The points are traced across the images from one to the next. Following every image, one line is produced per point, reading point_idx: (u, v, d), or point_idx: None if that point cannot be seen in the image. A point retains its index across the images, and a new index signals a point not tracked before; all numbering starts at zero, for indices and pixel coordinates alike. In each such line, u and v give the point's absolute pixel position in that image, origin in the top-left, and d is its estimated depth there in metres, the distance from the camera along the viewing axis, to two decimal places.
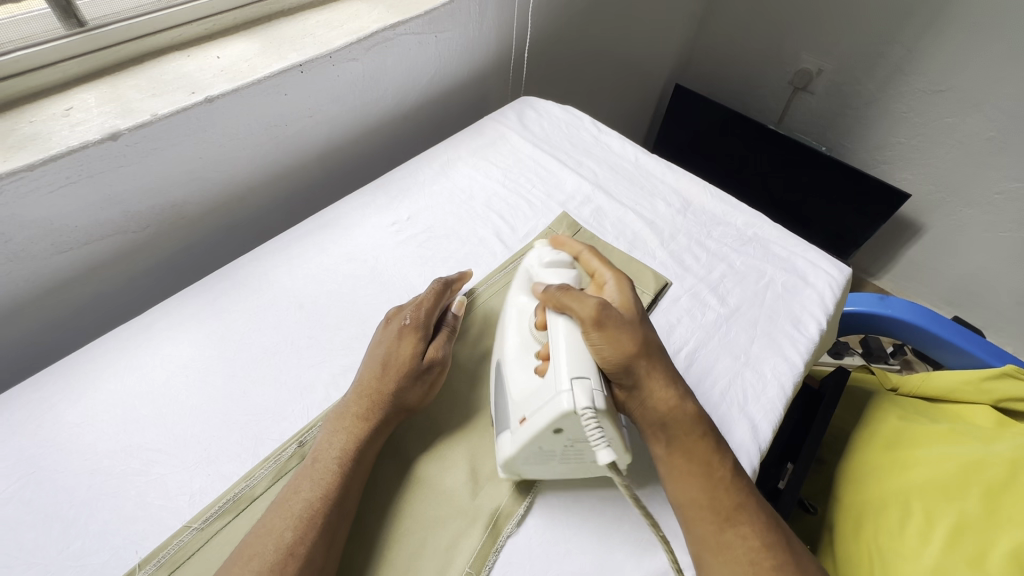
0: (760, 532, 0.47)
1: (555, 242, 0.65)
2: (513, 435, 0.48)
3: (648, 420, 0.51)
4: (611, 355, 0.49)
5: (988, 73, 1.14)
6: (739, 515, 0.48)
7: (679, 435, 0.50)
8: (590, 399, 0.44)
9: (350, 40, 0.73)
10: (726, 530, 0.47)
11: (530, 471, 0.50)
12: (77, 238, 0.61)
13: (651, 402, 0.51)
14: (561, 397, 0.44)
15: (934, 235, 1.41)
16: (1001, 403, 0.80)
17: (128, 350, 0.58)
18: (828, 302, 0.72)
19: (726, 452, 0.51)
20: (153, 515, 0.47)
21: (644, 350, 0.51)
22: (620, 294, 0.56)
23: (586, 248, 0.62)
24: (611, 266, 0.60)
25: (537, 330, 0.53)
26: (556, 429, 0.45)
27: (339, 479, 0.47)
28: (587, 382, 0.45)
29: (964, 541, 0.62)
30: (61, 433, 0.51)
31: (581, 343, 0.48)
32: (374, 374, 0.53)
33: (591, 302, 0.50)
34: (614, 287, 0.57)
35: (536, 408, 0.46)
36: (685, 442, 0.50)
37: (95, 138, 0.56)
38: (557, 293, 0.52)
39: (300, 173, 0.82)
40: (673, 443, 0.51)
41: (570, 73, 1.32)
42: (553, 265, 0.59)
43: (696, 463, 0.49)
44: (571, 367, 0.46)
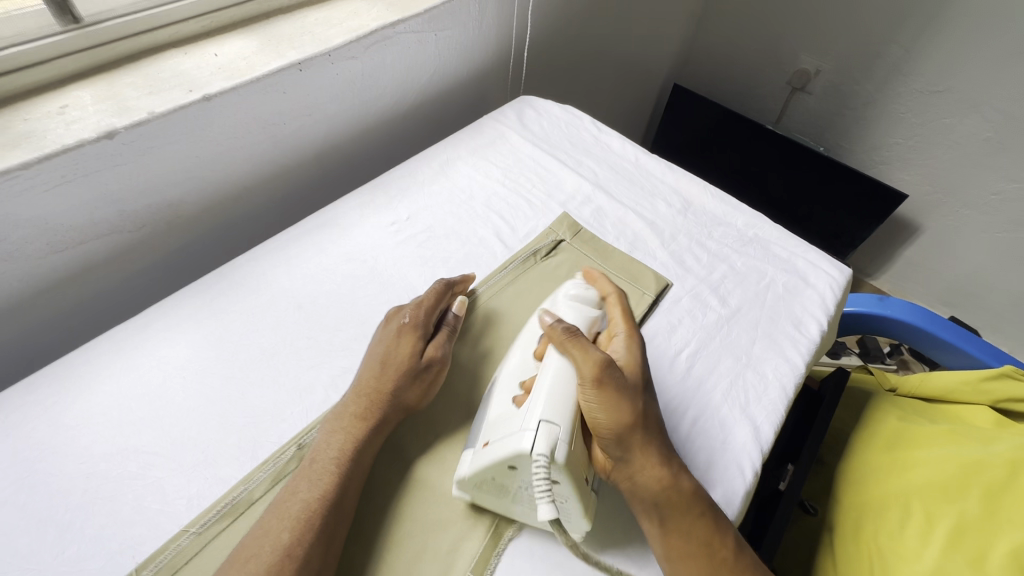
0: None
1: (587, 276, 0.64)
2: (473, 456, 0.48)
3: (640, 497, 0.47)
4: (604, 418, 0.47)
5: (985, 75, 1.15)
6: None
7: (673, 515, 0.46)
8: (548, 447, 0.44)
9: (349, 38, 0.72)
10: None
11: (483, 497, 0.48)
12: (72, 238, 0.60)
13: (643, 477, 0.47)
14: (523, 436, 0.45)
15: (932, 236, 1.42)
16: (1000, 403, 0.80)
17: (124, 351, 0.57)
18: (828, 303, 0.72)
19: (725, 531, 0.47)
20: (150, 519, 0.47)
21: (640, 420, 0.48)
22: (629, 353, 0.53)
23: (615, 291, 0.60)
24: (628, 318, 0.57)
25: (534, 358, 0.55)
26: (510, 466, 0.45)
27: (336, 479, 0.46)
28: (553, 429, 0.45)
29: (964, 542, 0.62)
30: (57, 435, 0.51)
31: (572, 398, 0.48)
32: (373, 374, 0.52)
33: (593, 357, 0.49)
34: (623, 344, 0.54)
35: (501, 437, 0.47)
36: (681, 523, 0.46)
37: (91, 136, 0.55)
38: (562, 333, 0.52)
39: (299, 172, 0.81)
40: (667, 523, 0.46)
41: (569, 72, 1.32)
42: (577, 300, 0.59)
43: (694, 544, 0.46)
44: (545, 409, 0.46)
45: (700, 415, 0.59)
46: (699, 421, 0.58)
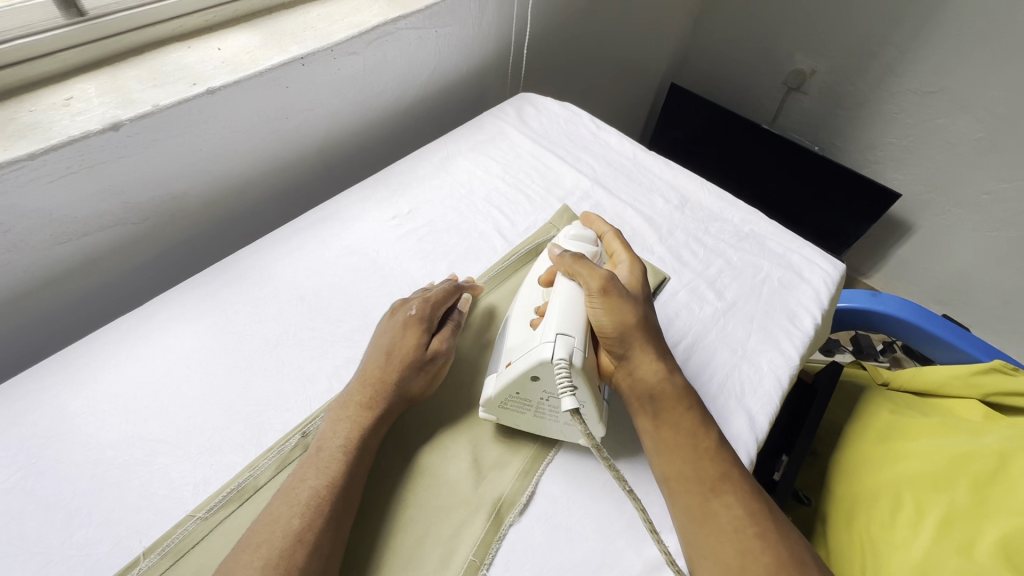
0: (744, 501, 0.47)
1: (586, 220, 0.67)
2: (498, 375, 0.52)
3: (636, 393, 0.52)
4: (608, 321, 0.52)
5: (977, 75, 1.16)
6: (723, 485, 0.47)
7: (666, 408, 0.51)
8: (568, 353, 0.48)
9: (351, 33, 0.73)
10: (709, 500, 0.47)
11: (507, 417, 0.53)
12: (77, 229, 0.60)
13: (640, 374, 0.52)
14: (543, 346, 0.49)
15: (924, 235, 1.43)
16: (989, 397, 0.82)
17: (129, 341, 0.58)
18: (822, 297, 0.73)
19: (711, 425, 0.51)
20: (157, 505, 0.47)
21: (641, 324, 0.53)
22: (631, 274, 0.57)
23: (610, 230, 0.63)
24: (629, 250, 0.60)
25: (542, 285, 0.59)
26: (533, 375, 0.49)
27: (344, 467, 0.47)
28: (570, 340, 0.49)
29: (953, 530, 0.64)
30: (63, 423, 0.51)
31: (582, 306, 0.52)
32: (378, 364, 0.53)
33: (600, 273, 0.53)
34: (626, 267, 0.58)
35: (522, 354, 0.50)
36: (671, 414, 0.51)
37: (97, 128, 0.56)
38: (569, 259, 0.55)
39: (300, 166, 0.81)
40: (661, 416, 0.51)
41: (567, 70, 1.33)
42: (579, 238, 0.61)
43: (683, 435, 0.50)
44: (560, 322, 0.50)
45: None
46: None
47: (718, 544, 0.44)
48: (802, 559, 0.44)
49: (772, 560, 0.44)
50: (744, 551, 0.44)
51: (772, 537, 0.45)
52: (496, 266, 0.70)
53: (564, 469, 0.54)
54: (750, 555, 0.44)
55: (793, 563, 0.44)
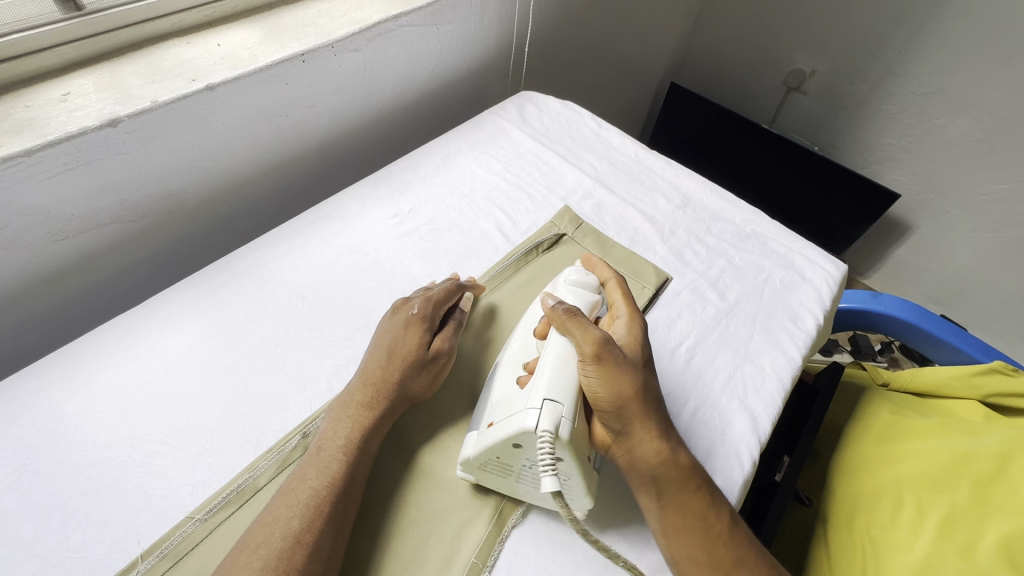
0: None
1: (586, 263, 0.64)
2: (479, 436, 0.49)
3: (638, 471, 0.49)
4: (604, 394, 0.47)
5: (978, 76, 1.16)
6: (738, 570, 0.46)
7: (670, 489, 0.48)
8: (553, 425, 0.44)
9: (352, 29, 0.72)
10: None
11: (486, 478, 0.49)
12: (73, 226, 0.59)
13: (642, 452, 0.48)
14: (527, 414, 0.45)
15: (922, 235, 1.44)
16: (989, 398, 0.82)
17: (127, 340, 0.57)
18: (824, 298, 0.73)
19: (720, 503, 0.49)
20: (155, 506, 0.47)
21: (639, 395, 0.49)
22: (629, 333, 0.53)
23: (615, 277, 0.60)
24: (630, 302, 0.57)
25: (537, 337, 0.55)
26: (515, 443, 0.45)
27: (344, 467, 0.46)
28: (556, 409, 0.45)
29: (954, 532, 0.64)
30: (60, 423, 0.50)
31: (573, 374, 0.48)
32: (379, 363, 0.53)
33: (594, 335, 0.49)
34: (623, 325, 0.54)
35: (505, 418, 0.47)
36: (678, 496, 0.48)
37: (94, 124, 0.55)
38: (563, 313, 0.51)
39: (300, 164, 0.81)
40: (665, 497, 0.48)
41: (568, 68, 1.33)
42: (578, 285, 0.58)
43: (691, 517, 0.47)
44: (549, 388, 0.46)
45: (699, 407, 0.60)
46: (698, 412, 0.59)
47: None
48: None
49: None
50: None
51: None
52: (491, 274, 0.69)
53: None
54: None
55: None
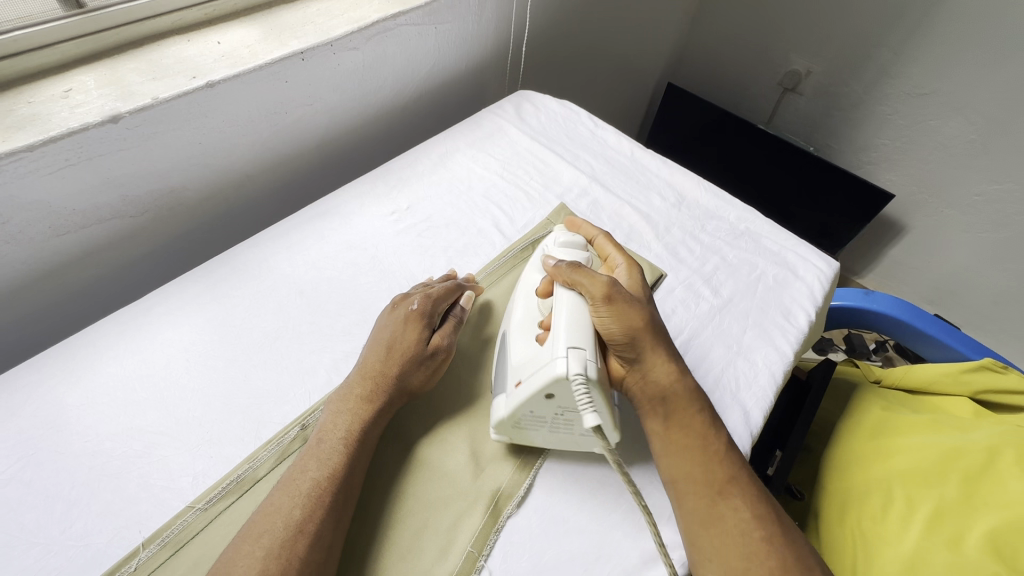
0: (751, 505, 0.48)
1: (571, 226, 0.67)
2: (508, 397, 0.50)
3: (647, 396, 0.52)
4: (616, 327, 0.51)
5: (970, 78, 1.18)
6: (733, 488, 0.48)
7: (676, 411, 0.51)
8: (582, 367, 0.46)
9: (351, 28, 0.73)
10: (719, 504, 0.47)
11: (521, 434, 0.52)
12: (75, 222, 0.60)
13: (652, 377, 0.52)
14: (554, 364, 0.47)
15: (916, 235, 1.45)
16: (979, 395, 0.83)
17: (128, 334, 0.58)
18: (816, 294, 0.74)
19: (722, 429, 0.52)
20: (156, 496, 0.47)
21: (650, 326, 0.52)
22: (630, 279, 0.58)
23: (601, 233, 0.64)
24: (623, 253, 0.62)
25: (540, 297, 0.57)
26: (548, 393, 0.47)
27: (344, 459, 0.47)
28: (582, 353, 0.47)
29: (943, 525, 0.65)
30: (61, 415, 0.51)
31: (586, 316, 0.51)
32: (378, 357, 0.53)
33: (601, 280, 0.52)
34: (624, 272, 0.59)
35: (532, 372, 0.48)
36: (681, 417, 0.51)
37: (96, 120, 0.56)
38: (568, 269, 0.54)
39: (299, 161, 0.82)
40: (671, 419, 0.51)
41: (565, 68, 1.34)
42: (568, 245, 0.61)
43: (691, 438, 0.50)
44: (569, 336, 0.48)
45: None
46: None
47: (726, 547, 0.46)
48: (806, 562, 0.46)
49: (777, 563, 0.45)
50: (751, 553, 0.45)
51: (778, 540, 0.46)
52: (486, 274, 0.70)
53: (561, 462, 0.54)
54: (757, 557, 0.45)
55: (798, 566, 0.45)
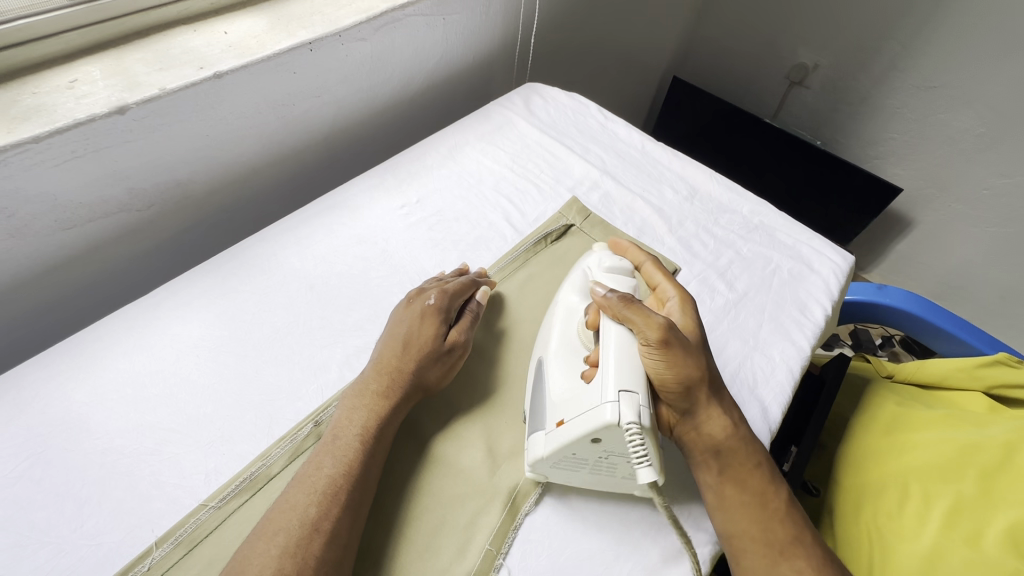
0: (815, 566, 0.46)
1: (614, 248, 0.64)
2: (548, 435, 0.47)
3: (701, 448, 0.51)
4: (671, 377, 0.48)
5: (981, 70, 1.17)
6: (793, 549, 0.47)
7: (731, 465, 0.50)
8: (635, 414, 0.43)
9: (359, 19, 0.72)
10: (780, 564, 0.47)
11: (558, 474, 0.49)
12: (81, 215, 0.59)
13: (707, 429, 0.51)
14: (604, 409, 0.44)
15: (924, 230, 1.44)
16: (993, 389, 0.83)
17: (136, 329, 0.57)
18: (832, 288, 0.73)
19: (779, 484, 0.50)
20: (168, 494, 0.47)
21: (705, 375, 0.50)
22: (685, 316, 0.55)
23: (650, 258, 0.61)
24: (674, 283, 0.59)
25: (586, 328, 0.53)
26: (595, 439, 0.44)
27: (360, 456, 0.46)
28: (634, 397, 0.44)
29: (960, 521, 0.64)
30: (70, 412, 0.50)
31: (639, 361, 0.47)
32: (395, 352, 0.53)
33: (657, 321, 0.48)
34: (677, 308, 0.56)
35: (578, 414, 0.45)
36: (737, 471, 0.50)
37: (102, 112, 0.54)
38: (619, 302, 0.50)
39: (306, 154, 0.80)
40: (725, 472, 0.50)
41: (571, 61, 1.32)
42: (613, 271, 0.58)
43: (749, 494, 0.49)
44: (620, 378, 0.45)
45: None
46: None
47: None
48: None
49: None
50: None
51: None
52: (496, 269, 0.68)
53: None
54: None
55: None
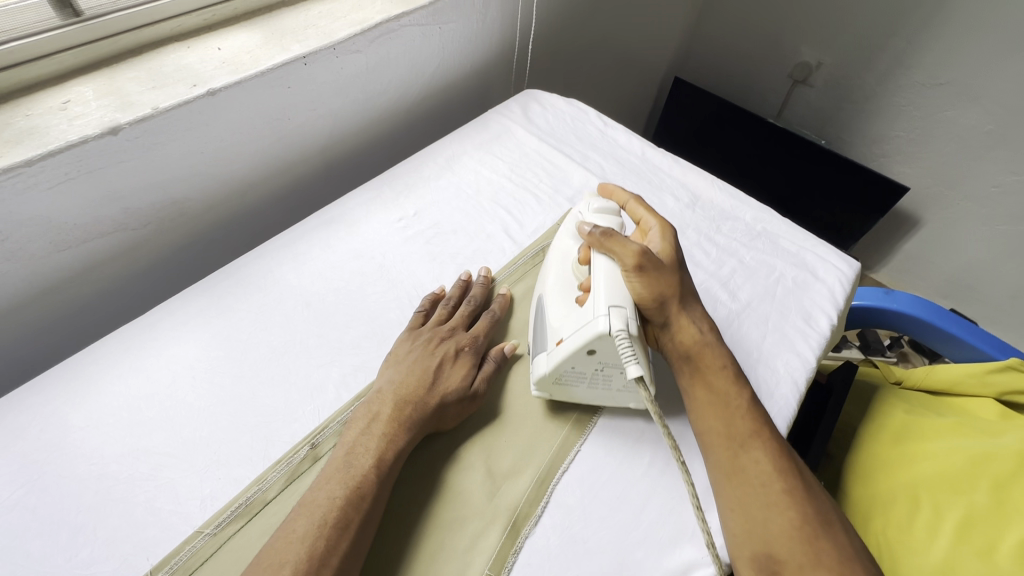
0: (772, 458, 0.50)
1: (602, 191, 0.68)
2: (549, 354, 0.53)
3: (676, 355, 0.57)
4: (648, 294, 0.54)
5: (989, 67, 1.14)
6: (753, 443, 0.51)
7: (701, 368, 0.56)
8: (624, 324, 0.49)
9: (352, 31, 0.71)
10: (740, 455, 0.50)
11: (560, 391, 0.55)
12: (76, 236, 0.59)
13: (681, 336, 0.56)
14: (597, 321, 0.49)
15: (932, 229, 1.42)
16: (1004, 396, 0.80)
17: (132, 350, 0.56)
18: (838, 297, 0.72)
19: (744, 385, 0.55)
20: (163, 521, 0.46)
21: (678, 290, 0.56)
22: (663, 242, 0.58)
23: (633, 197, 0.65)
24: (656, 215, 0.62)
25: (579, 263, 0.59)
26: (590, 350, 0.50)
27: (372, 488, 0.46)
28: (622, 311, 0.50)
29: (972, 534, 0.63)
30: (65, 437, 0.50)
31: (621, 284, 0.53)
32: (421, 385, 0.52)
33: (633, 248, 0.53)
34: (657, 235, 0.59)
35: (574, 330, 0.51)
36: (706, 374, 0.55)
37: (95, 132, 0.54)
38: (600, 236, 0.55)
39: (303, 166, 0.80)
40: (696, 376, 0.56)
41: (570, 65, 1.31)
42: (602, 211, 0.63)
43: (716, 393, 0.54)
44: (609, 296, 0.51)
45: None
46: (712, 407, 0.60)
47: (747, 496, 0.49)
48: (828, 519, 0.48)
49: (796, 515, 0.47)
50: (771, 502, 0.48)
51: (797, 492, 0.49)
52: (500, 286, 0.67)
53: (579, 477, 0.52)
54: (777, 508, 0.47)
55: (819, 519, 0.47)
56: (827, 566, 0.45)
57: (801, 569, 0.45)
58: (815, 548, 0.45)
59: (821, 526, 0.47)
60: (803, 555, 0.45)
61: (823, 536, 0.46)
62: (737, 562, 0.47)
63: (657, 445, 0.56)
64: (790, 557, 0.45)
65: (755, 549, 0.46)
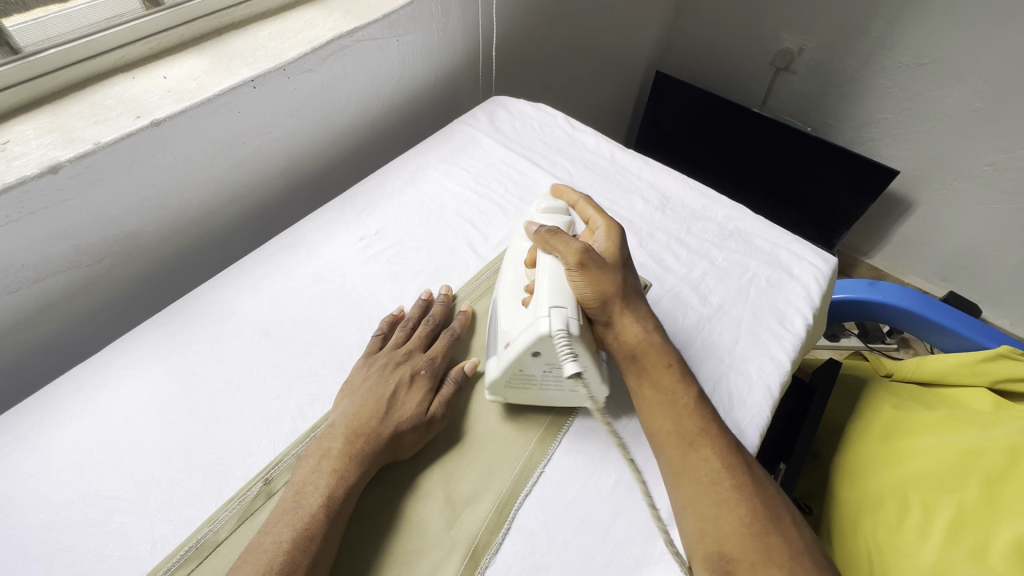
0: (722, 455, 0.48)
1: (556, 192, 0.68)
2: (499, 357, 0.53)
3: (622, 354, 0.55)
4: (591, 293, 0.53)
5: (972, 44, 1.11)
6: (701, 440, 0.49)
7: (648, 368, 0.54)
8: (564, 323, 0.49)
9: (303, 50, 0.70)
10: (688, 454, 0.49)
11: (513, 395, 0.55)
12: (23, 277, 0.58)
13: (624, 335, 0.55)
14: (539, 323, 0.50)
15: (924, 211, 1.39)
16: (998, 384, 0.77)
17: (86, 392, 0.55)
18: (813, 295, 0.70)
19: (690, 382, 0.53)
20: (112, 568, 0.45)
21: (622, 290, 0.55)
22: (608, 239, 0.58)
23: (582, 197, 0.65)
24: (604, 214, 0.62)
25: (527, 267, 0.58)
26: (535, 351, 0.50)
27: (320, 527, 0.44)
28: (564, 311, 0.50)
29: (964, 533, 0.60)
30: (16, 485, 0.49)
31: (563, 282, 0.53)
32: (372, 413, 0.51)
33: (576, 246, 0.54)
34: (603, 233, 0.59)
35: (520, 333, 0.52)
36: (653, 372, 0.54)
37: (34, 172, 0.53)
38: (546, 234, 0.56)
39: (264, 189, 0.79)
40: (643, 376, 0.54)
41: (543, 69, 1.29)
42: (550, 212, 0.63)
43: (663, 392, 0.52)
44: (552, 296, 0.51)
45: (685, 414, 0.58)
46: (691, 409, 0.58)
47: (698, 496, 0.47)
48: (778, 512, 0.47)
49: (747, 511, 0.46)
50: (721, 501, 0.46)
51: (747, 488, 0.47)
52: (462, 304, 0.65)
53: (542, 500, 0.51)
54: (728, 505, 0.46)
55: (768, 514, 0.46)
56: (779, 563, 0.43)
57: (755, 567, 0.44)
58: (766, 544, 0.44)
59: (773, 522, 0.46)
60: (755, 553, 0.44)
61: (774, 532, 0.45)
62: (693, 561, 0.46)
63: (623, 463, 0.54)
64: (742, 557, 0.44)
65: (708, 549, 0.45)
